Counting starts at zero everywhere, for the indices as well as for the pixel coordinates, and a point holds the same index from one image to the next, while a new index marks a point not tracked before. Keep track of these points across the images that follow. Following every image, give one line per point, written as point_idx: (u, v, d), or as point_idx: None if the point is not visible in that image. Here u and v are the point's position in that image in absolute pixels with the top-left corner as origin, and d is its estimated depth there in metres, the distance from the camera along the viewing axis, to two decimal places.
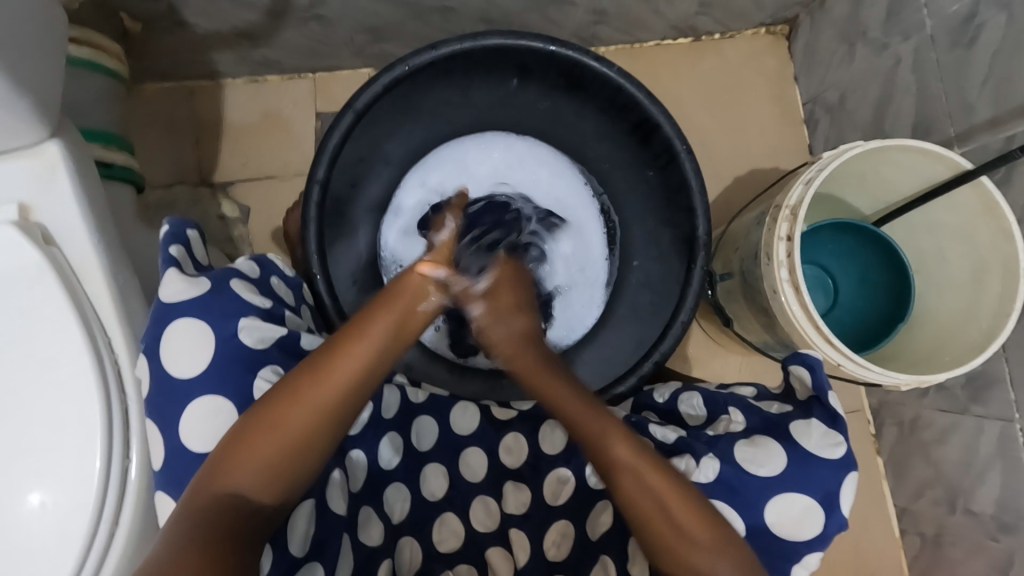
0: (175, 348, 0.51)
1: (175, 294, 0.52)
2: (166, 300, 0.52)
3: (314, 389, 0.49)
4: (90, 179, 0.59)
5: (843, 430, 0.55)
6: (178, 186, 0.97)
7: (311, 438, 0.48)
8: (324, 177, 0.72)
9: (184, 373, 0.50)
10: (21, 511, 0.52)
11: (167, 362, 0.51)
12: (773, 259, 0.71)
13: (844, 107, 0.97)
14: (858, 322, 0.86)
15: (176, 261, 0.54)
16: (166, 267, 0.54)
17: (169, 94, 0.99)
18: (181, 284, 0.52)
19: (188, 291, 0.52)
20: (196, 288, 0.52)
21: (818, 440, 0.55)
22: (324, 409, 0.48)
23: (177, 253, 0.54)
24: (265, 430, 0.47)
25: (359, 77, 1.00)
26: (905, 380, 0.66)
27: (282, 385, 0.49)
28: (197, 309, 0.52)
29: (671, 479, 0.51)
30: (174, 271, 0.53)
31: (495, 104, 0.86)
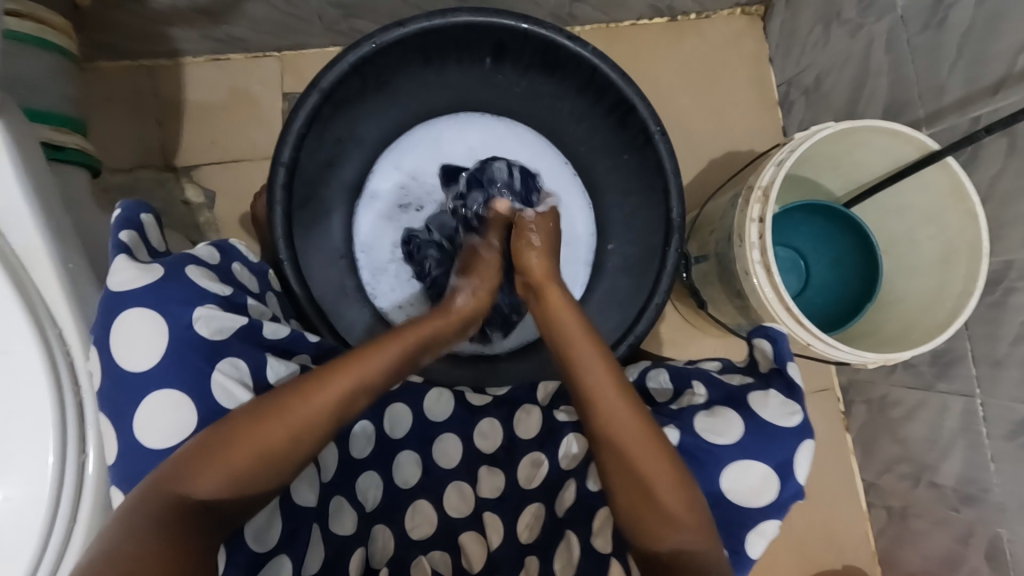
0: (128, 338, 0.49)
1: (124, 282, 0.49)
2: (114, 289, 0.49)
3: (301, 404, 0.49)
4: (36, 161, 0.56)
5: (799, 399, 0.55)
6: (138, 169, 0.93)
7: (280, 454, 0.48)
8: (289, 159, 0.70)
9: (137, 365, 0.48)
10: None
11: (118, 354, 0.49)
12: (745, 240, 0.71)
13: (818, 89, 0.97)
14: (827, 304, 0.87)
15: (126, 247, 0.51)
16: (115, 254, 0.51)
17: (125, 72, 0.94)
18: (132, 271, 0.50)
19: (139, 279, 0.50)
20: (148, 276, 0.50)
21: (774, 409, 0.55)
22: (299, 428, 0.48)
23: (127, 238, 0.52)
24: (240, 437, 0.46)
25: (328, 56, 0.97)
26: (872, 359, 0.68)
27: (268, 397, 0.49)
28: (148, 298, 0.49)
29: (658, 441, 0.51)
30: (124, 258, 0.50)
31: (468, 84, 0.84)
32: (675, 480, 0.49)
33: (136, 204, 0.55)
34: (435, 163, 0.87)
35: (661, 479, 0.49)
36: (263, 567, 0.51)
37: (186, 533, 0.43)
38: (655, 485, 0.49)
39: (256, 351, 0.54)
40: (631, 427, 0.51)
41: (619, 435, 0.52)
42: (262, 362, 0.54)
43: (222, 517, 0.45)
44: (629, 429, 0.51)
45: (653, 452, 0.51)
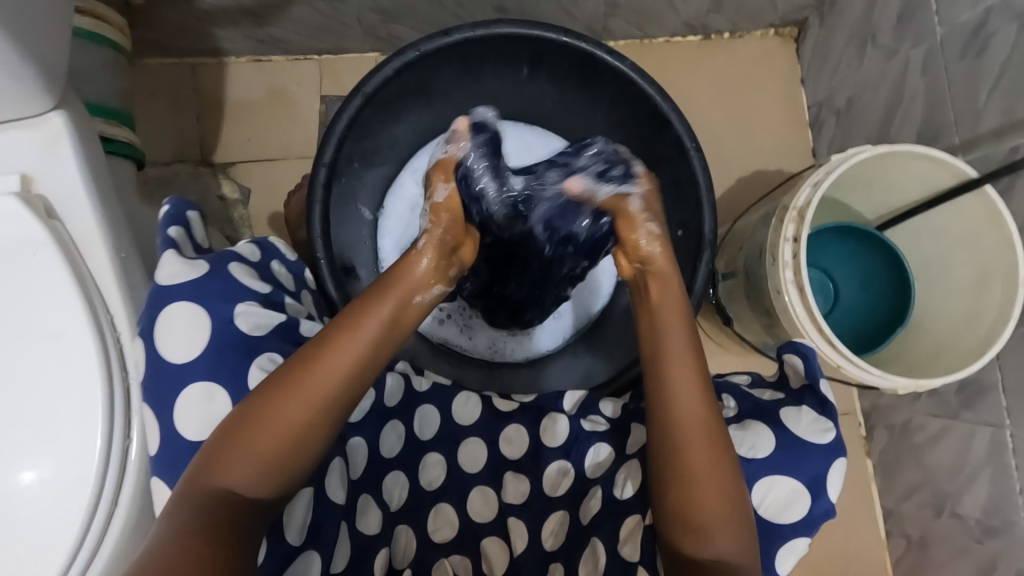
0: (170, 331, 0.50)
1: (171, 276, 0.51)
2: (162, 283, 0.51)
3: (306, 381, 0.48)
4: (93, 153, 0.58)
5: (832, 417, 0.55)
6: (177, 164, 0.95)
7: (304, 437, 0.48)
8: (331, 160, 0.71)
9: (179, 355, 0.50)
10: (14, 489, 0.51)
11: (161, 347, 0.50)
12: (779, 259, 0.71)
13: (849, 111, 0.97)
14: (855, 327, 0.87)
15: (173, 243, 0.53)
16: (165, 247, 0.53)
17: (171, 70, 0.97)
18: (178, 266, 0.51)
19: (184, 273, 0.51)
20: (194, 271, 0.51)
21: (807, 424, 0.55)
22: (316, 404, 0.48)
23: (175, 233, 0.54)
24: (258, 424, 0.47)
25: (365, 60, 0.99)
26: (902, 384, 0.67)
27: (275, 380, 0.48)
28: (193, 292, 0.51)
29: (712, 464, 0.50)
30: (171, 252, 0.52)
31: (504, 93, 0.85)
32: (717, 489, 0.50)
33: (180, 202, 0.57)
34: None
35: (712, 493, 0.50)
36: (289, 566, 0.51)
37: (233, 520, 0.44)
38: (694, 489, 0.50)
39: (292, 350, 0.55)
40: (701, 421, 0.52)
41: (682, 430, 0.52)
42: (297, 358, 0.55)
43: (262, 503, 0.46)
44: (697, 423, 0.52)
45: (701, 475, 0.50)
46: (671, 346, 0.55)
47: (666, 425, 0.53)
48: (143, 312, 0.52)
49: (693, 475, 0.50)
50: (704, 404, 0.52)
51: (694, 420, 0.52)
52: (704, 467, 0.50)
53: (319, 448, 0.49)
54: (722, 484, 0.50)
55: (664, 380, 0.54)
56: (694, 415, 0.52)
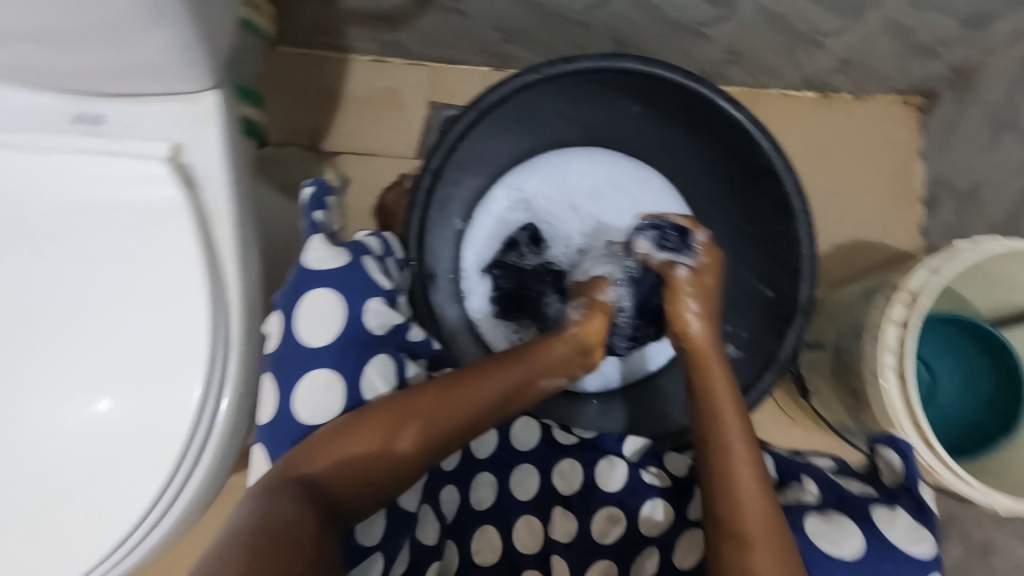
0: (309, 314, 0.52)
1: (318, 261, 0.53)
2: (308, 265, 0.53)
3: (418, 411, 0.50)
4: (235, 133, 0.62)
5: (933, 528, 0.49)
6: (288, 146, 1.01)
7: (398, 465, 0.49)
8: (437, 168, 0.73)
9: (316, 340, 0.52)
10: (90, 419, 0.55)
11: (297, 326, 0.52)
12: (880, 342, 0.66)
13: (973, 194, 0.91)
14: (949, 428, 0.79)
15: (320, 228, 0.56)
16: (312, 232, 0.55)
17: (298, 58, 1.03)
18: (324, 253, 0.53)
19: (330, 261, 0.53)
20: (338, 260, 0.53)
21: (903, 533, 0.49)
22: (422, 436, 0.50)
23: (321, 219, 0.57)
24: (365, 432, 0.48)
25: (478, 74, 1.02)
26: (1007, 505, 0.60)
27: (392, 398, 0.51)
28: (335, 280, 0.53)
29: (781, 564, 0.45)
30: (319, 239, 0.54)
31: (610, 125, 0.86)
32: None
33: (322, 186, 0.60)
34: (562, 193, 0.90)
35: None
36: (357, 565, 0.51)
37: (313, 512, 0.44)
38: None
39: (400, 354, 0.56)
40: (762, 514, 0.48)
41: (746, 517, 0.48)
42: (404, 363, 0.56)
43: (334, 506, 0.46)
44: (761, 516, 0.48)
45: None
46: (730, 430, 0.53)
47: (728, 511, 0.49)
48: (284, 286, 0.54)
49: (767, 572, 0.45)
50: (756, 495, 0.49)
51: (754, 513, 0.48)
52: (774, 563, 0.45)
53: (408, 480, 0.50)
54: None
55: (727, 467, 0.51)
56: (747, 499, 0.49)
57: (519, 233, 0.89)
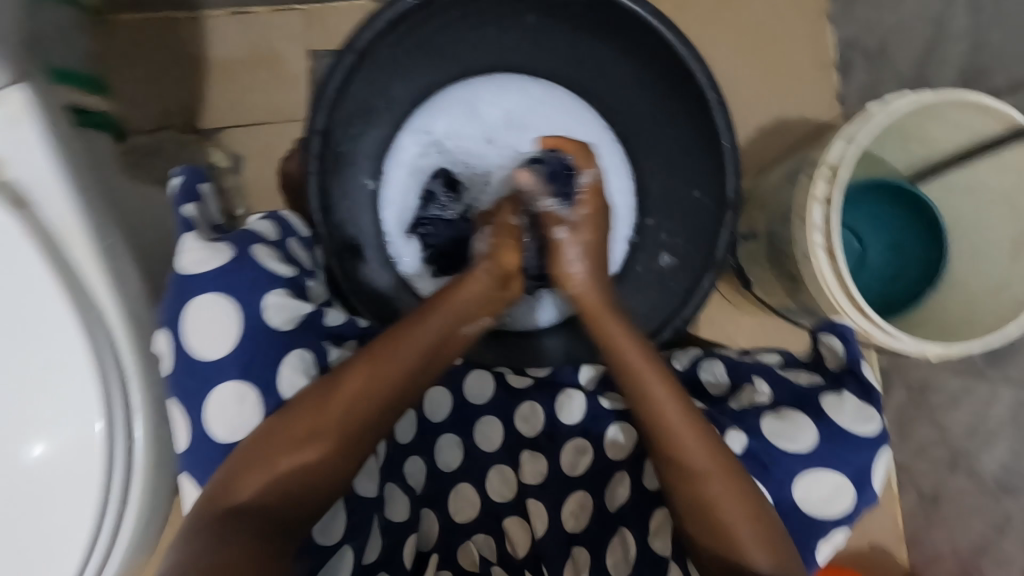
0: (197, 324, 0.48)
1: (195, 263, 0.49)
2: (185, 271, 0.49)
3: (336, 401, 0.47)
4: (64, 131, 0.53)
5: (876, 405, 0.53)
6: (161, 131, 0.89)
7: (335, 458, 0.47)
8: (323, 127, 0.66)
9: (209, 352, 0.48)
10: (17, 473, 0.50)
11: (188, 340, 0.48)
12: (807, 221, 0.66)
13: (882, 52, 0.89)
14: (880, 289, 0.82)
15: (190, 224, 0.52)
16: (184, 230, 0.52)
17: (145, 26, 0.89)
18: (201, 253, 0.49)
19: (209, 260, 0.49)
20: (218, 258, 0.49)
21: (851, 415, 0.52)
22: (349, 426, 0.47)
23: (189, 212, 0.54)
24: (291, 437, 0.46)
25: (354, 10, 0.91)
26: (933, 352, 0.64)
27: (308, 393, 0.48)
28: (218, 280, 0.49)
29: (728, 481, 0.48)
30: (191, 237, 0.51)
31: (508, 43, 0.78)
32: (747, 515, 0.48)
33: (191, 172, 0.56)
34: (473, 128, 0.83)
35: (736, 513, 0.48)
36: (323, 565, 0.52)
37: (256, 535, 0.43)
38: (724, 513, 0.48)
39: (320, 343, 0.53)
40: (708, 457, 0.49)
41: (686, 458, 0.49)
42: (325, 350, 0.53)
43: (283, 521, 0.45)
44: (706, 459, 0.49)
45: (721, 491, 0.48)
46: (650, 383, 0.52)
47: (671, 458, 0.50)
48: (165, 298, 0.50)
49: (713, 495, 0.48)
50: (696, 430, 0.50)
51: (693, 442, 0.50)
52: (722, 491, 0.48)
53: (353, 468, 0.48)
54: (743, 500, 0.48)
55: (659, 419, 0.51)
56: (684, 428, 0.50)
57: (432, 181, 0.81)
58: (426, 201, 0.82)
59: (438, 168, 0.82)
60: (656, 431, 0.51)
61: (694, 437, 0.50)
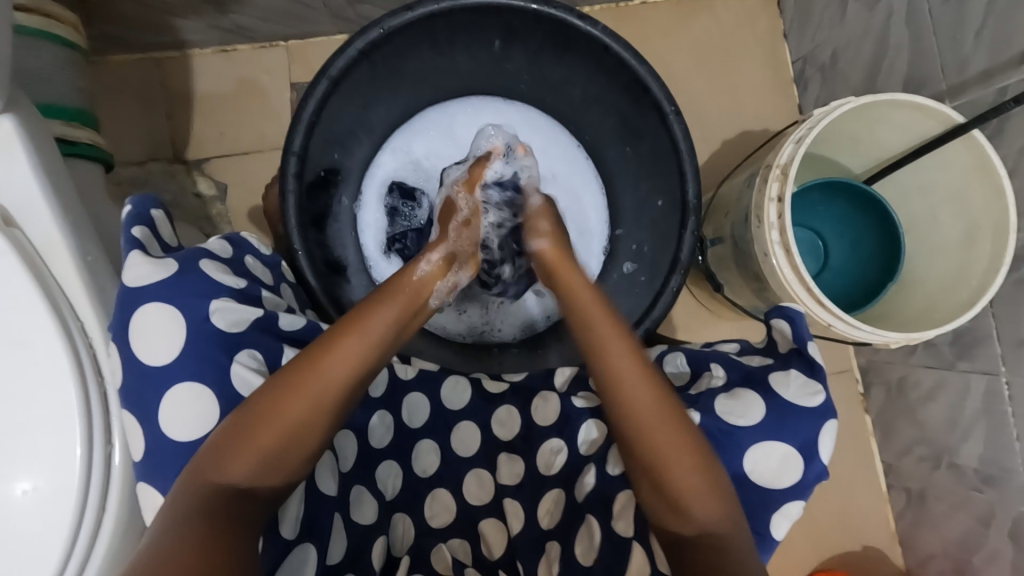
0: (145, 334, 0.50)
1: (141, 277, 0.51)
2: (130, 284, 0.51)
3: (313, 376, 0.50)
4: (50, 157, 0.57)
5: (821, 379, 0.56)
6: (149, 163, 0.93)
7: (313, 427, 0.49)
8: (301, 149, 0.69)
9: (157, 359, 0.50)
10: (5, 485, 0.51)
11: (137, 350, 0.50)
12: (764, 221, 0.70)
13: (834, 65, 0.94)
14: (846, 286, 0.86)
15: (139, 243, 0.53)
16: (130, 249, 0.53)
17: (134, 66, 0.94)
18: (146, 267, 0.51)
19: (153, 273, 0.51)
20: (163, 270, 0.51)
21: (796, 389, 0.56)
22: (325, 398, 0.50)
23: (139, 233, 0.53)
24: (264, 417, 0.47)
25: (334, 44, 0.96)
26: (895, 339, 0.67)
27: (279, 378, 0.49)
28: (164, 291, 0.51)
29: (680, 425, 0.51)
30: (138, 253, 0.52)
31: (477, 68, 0.83)
32: (706, 484, 0.49)
33: (144, 201, 0.56)
34: (449, 149, 0.88)
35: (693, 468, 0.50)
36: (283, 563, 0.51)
37: (232, 515, 0.44)
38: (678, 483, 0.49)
39: (274, 343, 0.56)
40: (651, 404, 0.52)
41: (643, 424, 0.52)
42: (279, 352, 0.56)
43: (263, 494, 0.47)
44: (648, 406, 0.52)
45: (675, 434, 0.51)
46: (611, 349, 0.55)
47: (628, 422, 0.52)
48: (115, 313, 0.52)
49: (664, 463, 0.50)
50: (647, 375, 0.53)
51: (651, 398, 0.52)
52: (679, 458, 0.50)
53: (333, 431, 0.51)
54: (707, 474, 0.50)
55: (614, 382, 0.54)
56: (641, 374, 0.53)
57: (392, 198, 0.85)
58: (390, 217, 0.85)
59: (393, 181, 0.86)
60: (620, 379, 0.53)
61: (642, 385, 0.53)
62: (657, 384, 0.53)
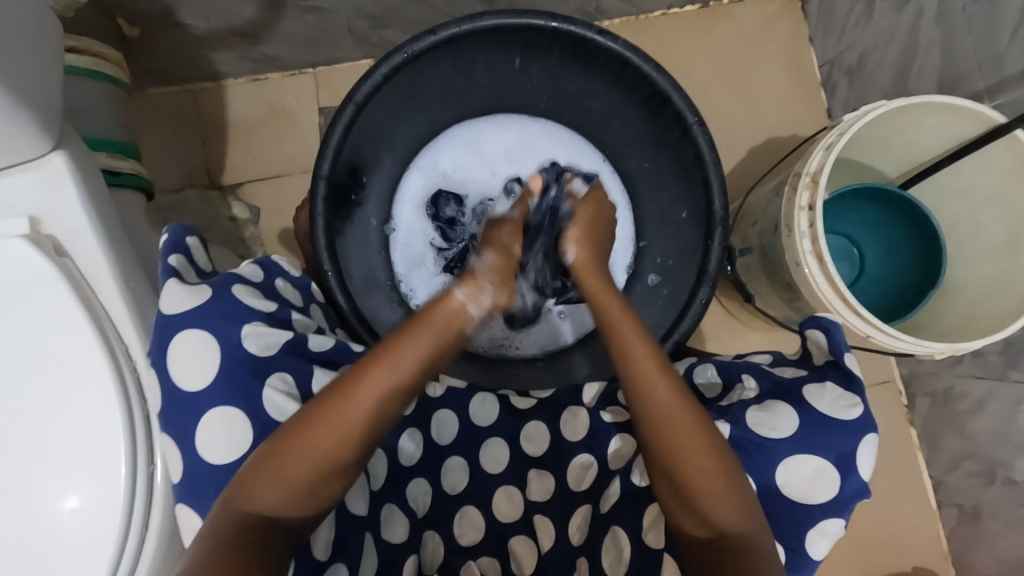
0: (183, 360, 0.52)
1: (175, 304, 0.53)
2: (166, 312, 0.53)
3: (343, 409, 0.49)
4: (97, 190, 0.60)
5: (859, 391, 0.54)
6: (187, 189, 0.97)
7: (336, 458, 0.49)
8: (329, 172, 0.71)
9: (193, 384, 0.51)
10: (56, 505, 0.53)
11: (175, 376, 0.52)
12: (794, 230, 0.69)
13: (862, 67, 0.92)
14: (884, 294, 0.83)
15: (175, 271, 0.55)
16: (165, 277, 0.54)
17: (173, 97, 0.99)
18: (181, 294, 0.53)
19: (189, 300, 0.53)
20: (197, 297, 0.53)
21: (831, 401, 0.54)
22: (353, 430, 0.50)
23: (176, 262, 0.55)
24: (292, 448, 0.48)
25: (360, 68, 0.99)
26: (938, 349, 0.64)
27: (297, 415, 0.50)
28: (200, 317, 0.52)
29: (717, 449, 0.50)
30: (174, 281, 0.54)
31: (498, 85, 0.83)
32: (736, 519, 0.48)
33: (181, 229, 0.58)
34: (475, 163, 0.88)
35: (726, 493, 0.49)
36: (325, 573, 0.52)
37: (254, 542, 0.45)
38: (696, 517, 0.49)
39: (303, 365, 0.57)
40: (673, 407, 0.52)
41: (671, 443, 0.51)
42: (309, 375, 0.57)
43: (291, 524, 0.48)
44: (670, 407, 0.52)
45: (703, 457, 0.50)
46: (628, 348, 0.54)
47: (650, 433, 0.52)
48: (152, 339, 0.54)
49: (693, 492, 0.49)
50: (670, 381, 0.53)
51: (676, 399, 0.52)
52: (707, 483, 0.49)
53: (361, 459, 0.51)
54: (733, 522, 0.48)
55: (636, 385, 0.53)
56: (660, 373, 0.53)
57: (428, 212, 0.87)
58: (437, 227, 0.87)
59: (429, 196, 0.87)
60: (647, 388, 0.53)
61: (663, 386, 0.53)
62: (679, 386, 0.53)
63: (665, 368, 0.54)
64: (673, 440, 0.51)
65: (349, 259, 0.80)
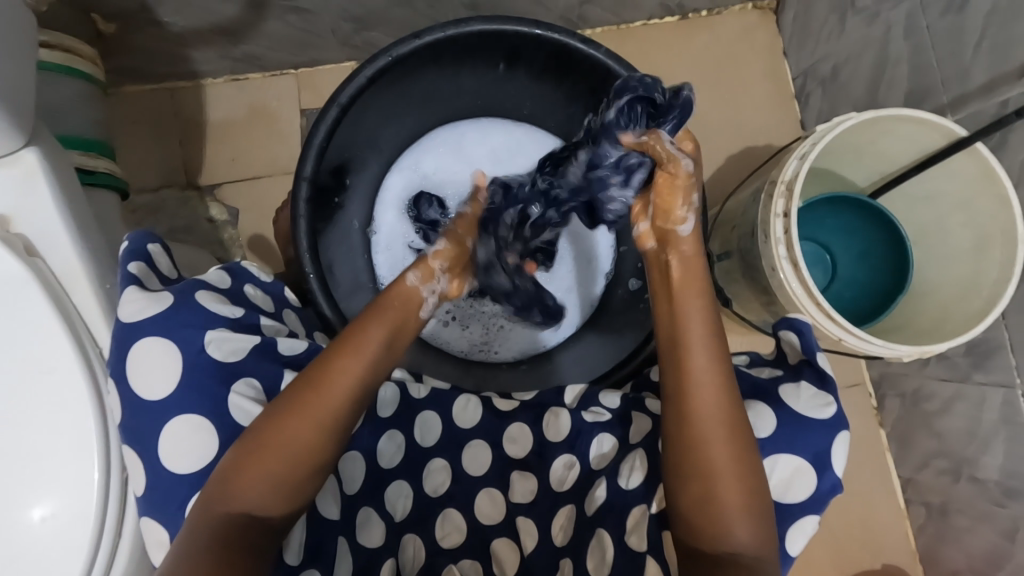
0: (144, 368, 0.51)
1: (136, 312, 0.51)
2: (125, 320, 0.51)
3: (315, 399, 0.50)
4: (71, 188, 0.58)
5: (831, 390, 0.56)
6: (164, 189, 0.95)
7: (313, 450, 0.49)
8: (312, 173, 0.70)
9: (155, 393, 0.50)
10: (24, 513, 0.51)
11: (136, 385, 0.51)
12: (771, 236, 0.71)
13: (835, 80, 0.96)
14: (855, 298, 0.86)
15: (136, 278, 0.54)
16: (126, 285, 0.53)
17: (149, 96, 0.97)
18: (142, 302, 0.52)
19: (150, 307, 0.52)
20: (158, 304, 0.52)
21: (806, 400, 0.56)
22: (327, 420, 0.50)
23: (136, 269, 0.54)
24: (267, 444, 0.48)
25: (343, 70, 0.98)
26: (906, 352, 0.66)
27: (268, 411, 0.49)
28: (163, 325, 0.51)
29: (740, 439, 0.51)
30: (134, 289, 0.52)
31: (482, 90, 0.84)
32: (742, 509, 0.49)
33: (140, 236, 0.57)
34: (458, 166, 0.87)
35: (735, 475, 0.50)
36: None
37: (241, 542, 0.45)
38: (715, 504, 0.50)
39: (275, 369, 0.57)
40: (712, 404, 0.51)
41: (702, 436, 0.51)
42: (278, 377, 0.56)
43: (276, 522, 0.48)
44: (709, 404, 0.51)
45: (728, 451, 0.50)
46: (688, 337, 0.54)
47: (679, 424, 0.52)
48: (112, 350, 0.52)
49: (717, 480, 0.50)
50: (719, 378, 0.52)
51: (716, 396, 0.52)
52: (730, 473, 0.50)
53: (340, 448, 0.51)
54: (743, 504, 0.50)
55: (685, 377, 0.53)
56: (708, 369, 0.52)
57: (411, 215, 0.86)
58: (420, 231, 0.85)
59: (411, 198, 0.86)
60: (691, 383, 0.52)
61: (713, 382, 0.52)
62: (728, 384, 0.53)
63: (719, 364, 0.53)
64: (707, 433, 0.51)
65: (331, 263, 0.81)
